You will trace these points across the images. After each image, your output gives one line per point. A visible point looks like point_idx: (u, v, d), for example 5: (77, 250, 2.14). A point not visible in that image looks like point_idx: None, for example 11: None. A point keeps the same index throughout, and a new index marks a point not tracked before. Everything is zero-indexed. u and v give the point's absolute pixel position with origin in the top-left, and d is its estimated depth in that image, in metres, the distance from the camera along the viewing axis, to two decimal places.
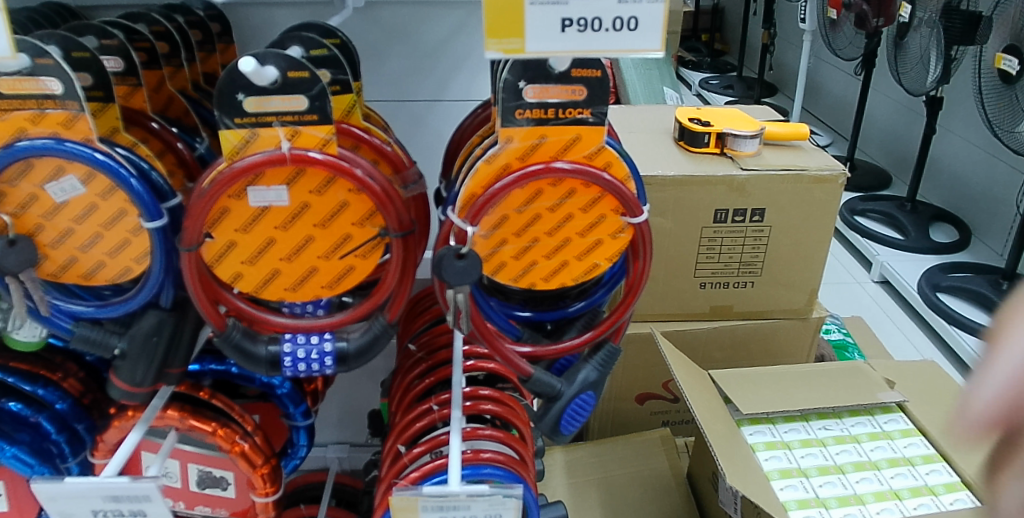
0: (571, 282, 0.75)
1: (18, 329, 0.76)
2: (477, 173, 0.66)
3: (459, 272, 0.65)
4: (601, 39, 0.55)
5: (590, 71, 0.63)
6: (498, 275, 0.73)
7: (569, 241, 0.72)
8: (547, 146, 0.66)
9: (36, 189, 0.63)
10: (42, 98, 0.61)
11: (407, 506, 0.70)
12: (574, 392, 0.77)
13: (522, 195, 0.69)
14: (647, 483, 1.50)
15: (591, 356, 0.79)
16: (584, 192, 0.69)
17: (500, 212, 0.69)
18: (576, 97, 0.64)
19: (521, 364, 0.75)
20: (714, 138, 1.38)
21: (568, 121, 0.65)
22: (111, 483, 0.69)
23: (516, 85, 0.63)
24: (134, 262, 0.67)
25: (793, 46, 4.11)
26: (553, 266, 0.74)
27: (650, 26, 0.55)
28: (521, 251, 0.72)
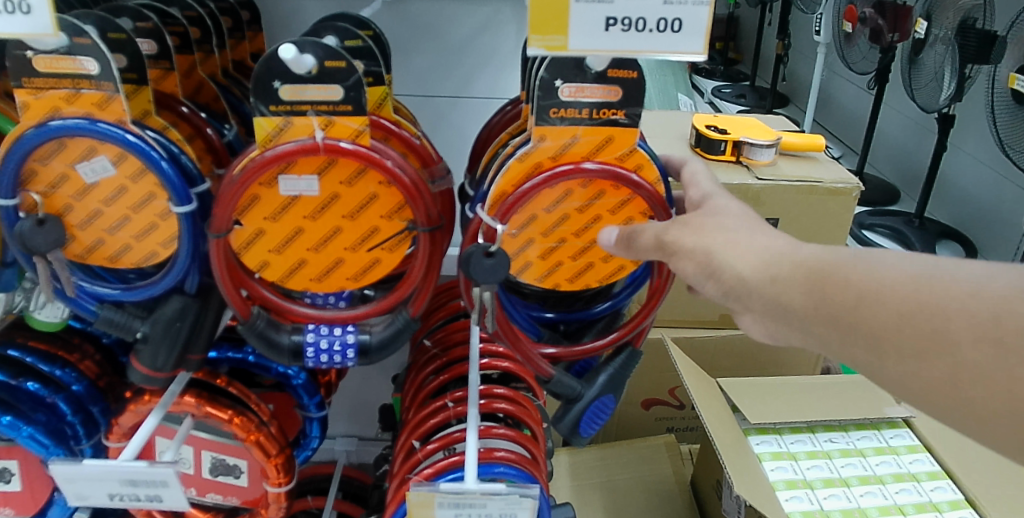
0: (596, 284, 0.75)
1: (40, 309, 0.79)
2: (508, 171, 0.66)
3: (487, 270, 0.64)
4: (645, 40, 0.55)
5: (625, 72, 0.63)
6: (523, 276, 0.72)
7: (596, 243, 0.72)
8: (580, 146, 0.66)
9: (67, 168, 0.63)
10: (78, 78, 0.60)
11: (424, 501, 0.69)
12: (596, 396, 0.76)
13: (552, 194, 0.68)
14: (651, 489, 1.50)
15: (613, 361, 0.78)
16: (614, 194, 0.69)
17: (529, 212, 0.68)
18: (612, 98, 0.64)
19: (544, 366, 0.74)
20: (730, 146, 1.38)
21: (602, 122, 0.65)
22: (128, 467, 0.69)
23: (552, 83, 0.63)
24: (160, 247, 0.67)
25: (806, 57, 4.10)
26: (578, 268, 0.73)
27: (694, 29, 0.55)
28: (548, 252, 0.71)
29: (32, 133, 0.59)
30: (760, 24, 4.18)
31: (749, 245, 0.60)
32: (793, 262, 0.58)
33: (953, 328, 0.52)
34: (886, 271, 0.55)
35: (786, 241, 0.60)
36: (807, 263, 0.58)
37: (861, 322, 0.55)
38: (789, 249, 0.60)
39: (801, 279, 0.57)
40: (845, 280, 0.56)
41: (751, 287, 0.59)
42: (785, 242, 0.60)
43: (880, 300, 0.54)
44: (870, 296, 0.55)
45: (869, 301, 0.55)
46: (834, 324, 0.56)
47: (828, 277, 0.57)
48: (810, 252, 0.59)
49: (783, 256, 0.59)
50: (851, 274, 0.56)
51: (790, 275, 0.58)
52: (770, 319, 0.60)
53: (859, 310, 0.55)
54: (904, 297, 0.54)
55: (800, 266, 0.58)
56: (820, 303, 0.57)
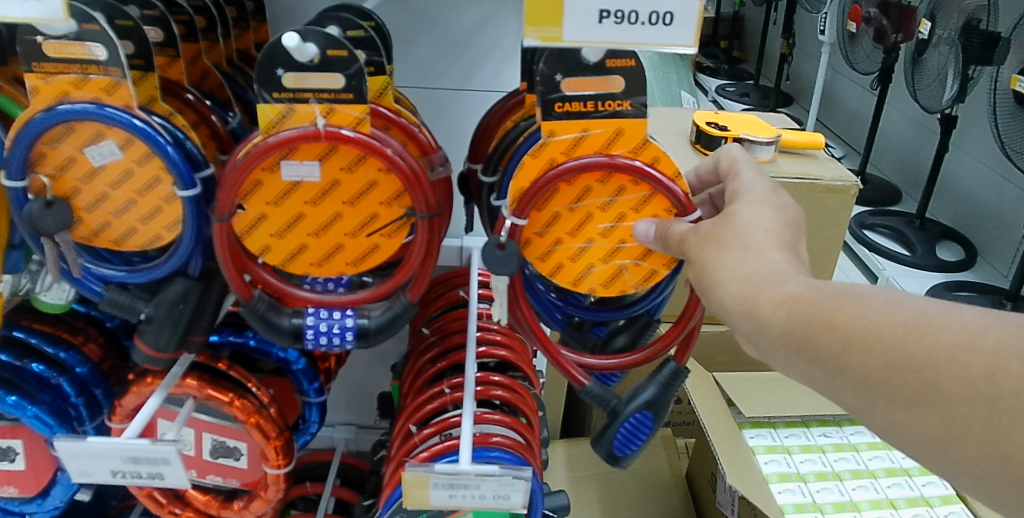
0: (632, 289, 0.74)
1: (46, 291, 0.80)
2: (522, 168, 0.67)
3: (499, 260, 0.65)
4: (637, 32, 0.57)
5: (623, 61, 0.65)
6: (556, 278, 0.73)
7: (625, 242, 0.71)
8: (589, 140, 0.67)
9: (75, 151, 0.65)
10: (87, 63, 0.62)
11: (420, 480, 0.71)
12: (630, 412, 0.73)
13: (570, 192, 0.68)
14: (646, 482, 1.53)
15: (653, 375, 0.74)
16: (634, 190, 0.69)
17: (553, 210, 0.69)
18: (614, 89, 0.65)
19: (577, 373, 0.73)
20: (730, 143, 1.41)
21: (608, 114, 0.66)
22: (131, 444, 0.70)
23: (554, 78, 0.64)
24: (165, 230, 0.69)
25: (811, 57, 4.10)
26: (610, 272, 0.73)
27: (685, 22, 0.57)
28: (577, 253, 0.71)
29: (41, 117, 0.61)
30: (764, 23, 4.18)
31: (736, 265, 0.59)
32: (773, 295, 0.57)
33: (944, 383, 0.50)
34: (876, 315, 0.54)
35: (777, 267, 0.59)
36: (788, 297, 0.57)
37: (844, 364, 0.55)
38: (777, 276, 0.58)
39: (778, 313, 0.57)
40: (824, 323, 0.56)
41: (727, 309, 0.61)
42: (778, 267, 0.59)
43: (862, 344, 0.54)
44: (851, 341, 0.54)
45: (851, 345, 0.54)
46: (810, 359, 0.57)
47: (803, 316, 0.56)
48: (800, 292, 0.57)
49: (765, 283, 0.58)
50: (835, 316, 0.55)
51: (768, 309, 0.58)
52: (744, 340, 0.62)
53: (843, 352, 0.55)
54: (889, 349, 0.52)
55: (781, 300, 0.57)
56: (792, 336, 0.57)
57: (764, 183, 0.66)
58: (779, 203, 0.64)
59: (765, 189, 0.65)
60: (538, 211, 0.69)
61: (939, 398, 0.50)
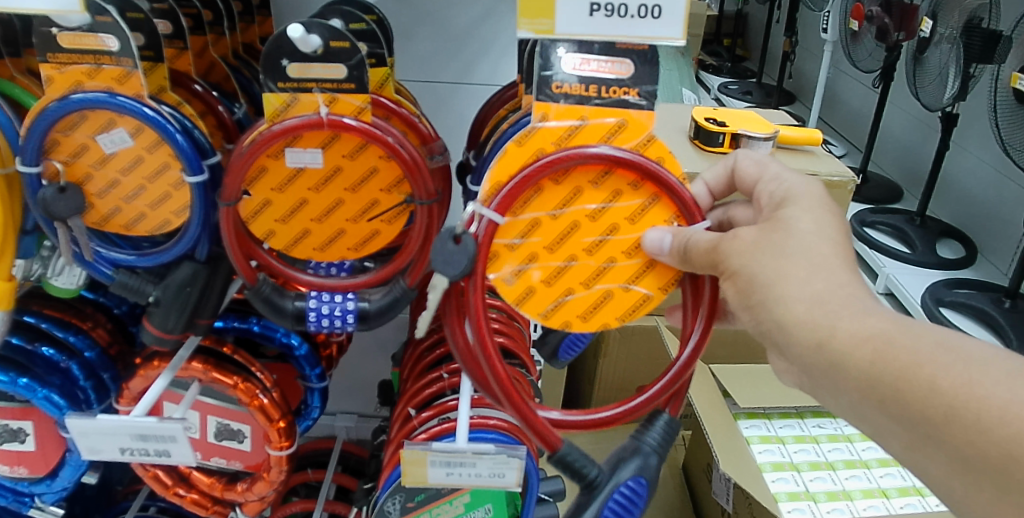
0: (617, 323, 0.64)
1: (57, 275, 0.83)
2: (505, 155, 0.60)
3: (451, 255, 0.55)
4: (626, 25, 0.59)
5: (636, 45, 0.61)
6: (524, 307, 0.62)
7: (613, 263, 0.62)
8: (586, 132, 0.61)
9: (88, 139, 0.68)
10: (99, 54, 0.65)
11: (417, 458, 0.73)
12: (616, 481, 0.61)
13: (557, 195, 0.59)
14: None
15: (644, 434, 0.63)
16: (630, 196, 0.60)
17: (531, 216, 0.59)
18: (622, 74, 0.61)
19: (552, 434, 0.61)
20: (728, 139, 1.44)
21: (612, 102, 0.61)
22: (139, 422, 0.73)
23: (554, 52, 0.62)
24: (173, 215, 0.71)
25: (813, 55, 4.11)
26: (593, 300, 0.63)
27: (673, 14, 0.58)
28: (554, 274, 0.61)
29: (55, 105, 0.64)
30: (766, 21, 4.19)
31: (805, 283, 0.53)
32: (857, 331, 0.53)
33: None
34: (994, 387, 0.49)
35: (860, 298, 0.54)
36: (874, 335, 0.52)
37: (941, 434, 0.51)
38: (860, 308, 0.53)
39: (861, 353, 0.52)
40: (921, 379, 0.51)
41: (788, 335, 0.54)
42: (862, 300, 0.54)
43: (973, 418, 0.49)
44: (957, 411, 0.49)
45: (957, 417, 0.49)
46: (892, 415, 0.53)
47: (895, 365, 0.51)
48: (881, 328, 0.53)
49: (843, 312, 0.53)
50: (937, 375, 0.50)
51: (848, 345, 0.53)
52: (804, 377, 0.57)
53: (944, 423, 0.50)
54: (1013, 436, 0.47)
55: (866, 338, 0.52)
56: (877, 385, 0.52)
57: (813, 188, 0.60)
58: (833, 211, 0.58)
59: (818, 194, 0.59)
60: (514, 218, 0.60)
61: None
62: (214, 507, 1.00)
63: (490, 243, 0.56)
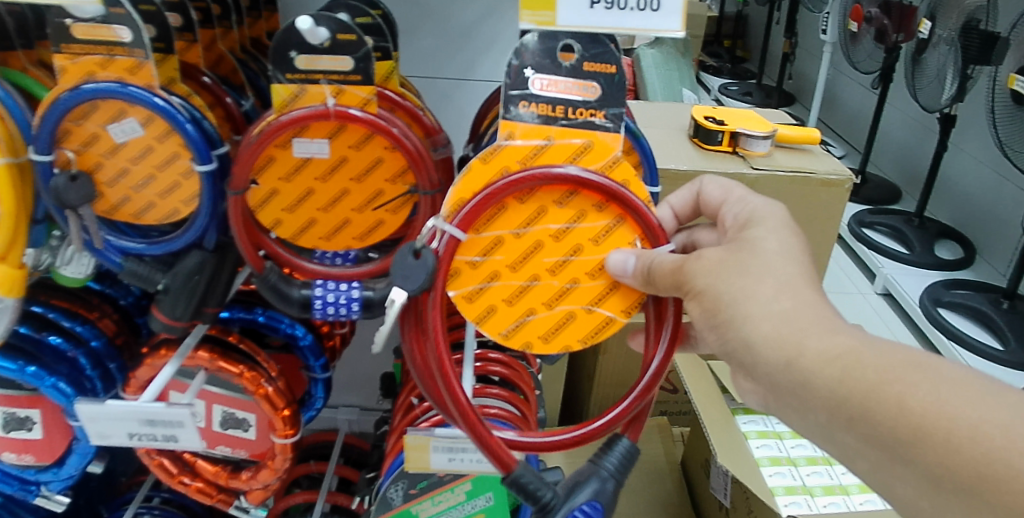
0: (579, 345, 0.64)
1: (66, 265, 0.85)
2: (470, 172, 0.61)
3: (410, 269, 0.55)
4: (626, 18, 0.58)
5: (604, 67, 0.61)
6: (484, 326, 0.62)
7: (577, 284, 0.62)
8: (553, 151, 0.62)
9: (99, 128, 0.69)
10: (112, 45, 0.66)
11: (420, 444, 0.75)
12: (570, 506, 0.58)
13: (522, 214, 0.60)
14: (641, 467, 1.68)
15: (602, 458, 0.61)
16: (595, 217, 0.61)
17: (495, 234, 0.60)
18: (589, 96, 0.61)
19: (507, 455, 0.59)
20: (727, 137, 1.45)
21: (580, 123, 0.62)
22: (147, 407, 0.74)
23: (522, 72, 0.61)
24: (182, 204, 0.73)
25: (813, 56, 4.14)
26: (556, 321, 0.63)
27: (670, 7, 0.59)
28: (516, 294, 0.62)
29: (67, 95, 0.66)
30: (766, 22, 4.21)
31: (771, 301, 0.54)
32: (824, 349, 0.52)
33: None
34: (962, 407, 0.46)
35: (830, 318, 0.54)
36: (841, 355, 0.51)
37: (912, 455, 0.48)
38: (829, 327, 0.53)
39: (828, 372, 0.51)
40: (889, 398, 0.49)
41: (755, 355, 0.54)
42: (829, 320, 0.54)
43: (943, 438, 0.46)
44: (925, 431, 0.47)
45: (926, 436, 0.47)
46: (862, 436, 0.51)
47: (862, 384, 0.50)
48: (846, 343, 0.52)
49: (811, 329, 0.53)
50: (905, 394, 0.48)
51: (815, 364, 0.52)
52: (772, 397, 0.56)
53: (913, 443, 0.48)
54: (983, 455, 0.45)
55: (834, 357, 0.51)
56: (845, 404, 0.51)
57: (776, 210, 0.61)
58: (795, 231, 0.59)
59: (781, 217, 0.60)
60: (477, 235, 0.60)
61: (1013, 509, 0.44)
62: (219, 496, 1.01)
63: (450, 259, 0.57)
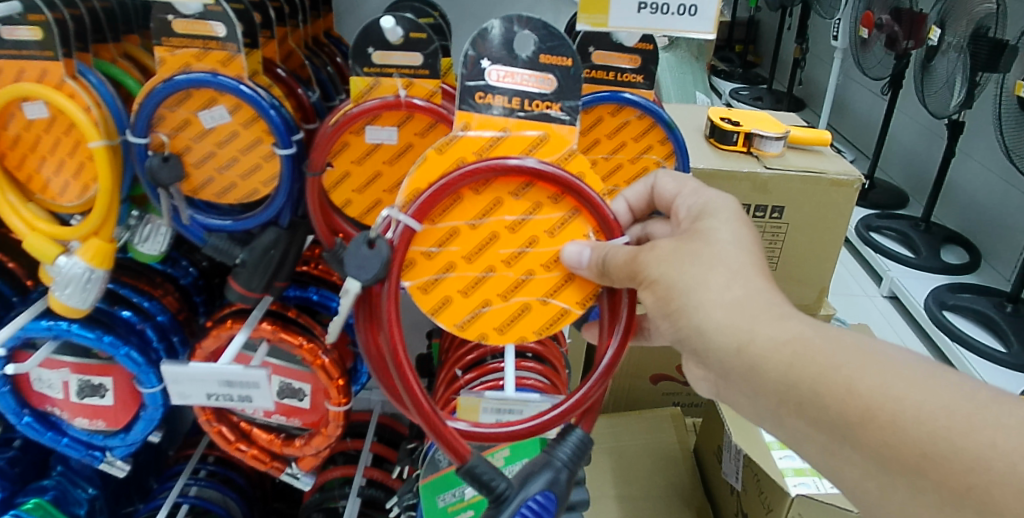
0: (534, 336, 0.70)
1: (143, 242, 0.93)
2: (426, 163, 0.66)
3: (364, 259, 0.61)
4: (666, 20, 0.79)
5: (559, 59, 0.65)
6: (440, 317, 0.68)
7: (532, 275, 0.68)
8: (508, 142, 0.66)
9: (190, 114, 0.78)
10: (207, 40, 0.75)
11: (472, 405, 0.87)
12: (524, 495, 0.64)
13: (477, 206, 0.66)
14: (656, 453, 1.75)
15: (554, 449, 0.67)
16: (550, 209, 0.67)
17: (450, 225, 0.66)
18: (546, 88, 0.66)
19: (461, 446, 0.66)
20: (742, 138, 1.52)
21: (536, 114, 0.66)
22: (226, 369, 0.83)
23: (479, 63, 0.66)
24: (261, 185, 0.81)
25: (822, 62, 4.21)
26: (512, 312, 0.69)
27: (702, 14, 0.79)
28: (472, 286, 0.68)
29: (162, 86, 0.75)
30: (778, 29, 4.28)
31: (724, 288, 0.61)
32: (776, 335, 0.59)
33: (991, 489, 0.49)
34: (909, 391, 0.54)
35: (779, 306, 0.61)
36: (792, 339, 0.59)
37: (859, 436, 0.55)
38: (779, 315, 0.60)
39: (779, 356, 0.59)
40: (838, 380, 0.56)
41: (709, 340, 0.61)
42: (779, 307, 0.61)
43: (887, 419, 0.54)
44: (872, 413, 0.54)
45: (873, 417, 0.54)
46: (810, 418, 0.58)
47: (811, 369, 0.57)
48: (824, 332, 0.59)
49: (761, 317, 0.60)
50: (855, 378, 0.56)
51: (766, 350, 0.59)
52: (726, 383, 0.64)
53: (860, 424, 0.55)
54: (928, 435, 0.52)
55: (783, 343, 0.59)
56: (794, 389, 0.58)
57: (727, 202, 0.69)
58: (744, 220, 0.67)
59: (730, 208, 0.68)
60: (434, 226, 0.66)
61: (967, 490, 0.50)
62: (272, 462, 1.08)
63: (404, 248, 0.62)
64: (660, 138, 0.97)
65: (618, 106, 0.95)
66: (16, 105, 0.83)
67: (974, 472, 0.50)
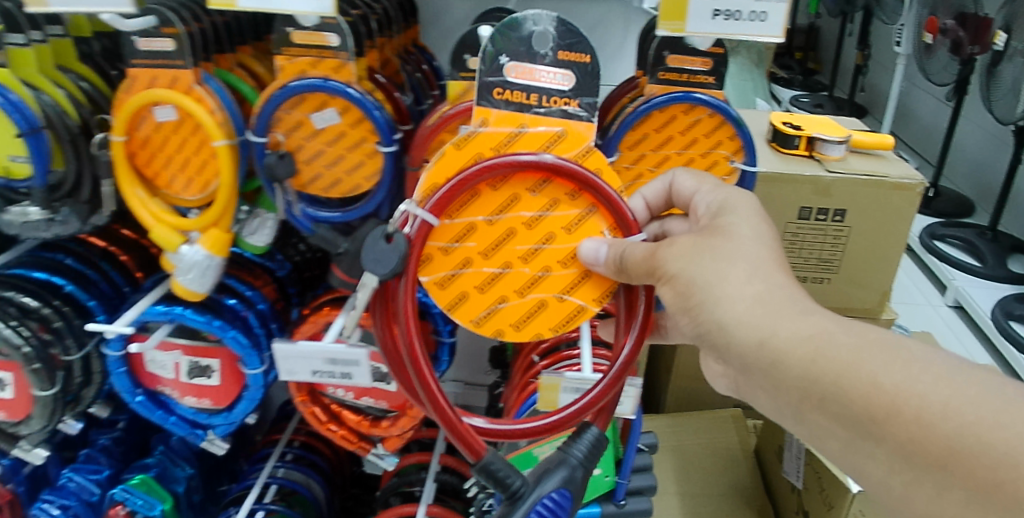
0: (549, 333, 0.76)
1: (252, 233, 1.02)
2: (444, 158, 0.70)
3: (381, 253, 0.64)
4: (738, 26, 0.86)
5: (575, 56, 0.73)
6: (457, 313, 0.74)
7: (548, 272, 0.74)
8: (526, 138, 0.72)
9: (304, 116, 0.88)
10: (322, 49, 0.85)
11: (553, 384, 0.93)
12: (539, 492, 0.68)
13: (494, 204, 0.71)
14: (718, 453, 1.76)
15: (570, 447, 0.71)
16: (565, 206, 0.72)
17: (467, 221, 0.71)
18: (565, 85, 0.73)
19: (477, 443, 0.69)
20: (804, 142, 1.55)
21: (557, 111, 0.73)
22: (331, 347, 0.93)
23: (499, 60, 0.72)
24: (364, 181, 0.91)
25: (885, 69, 4.15)
26: (529, 308, 0.75)
27: (773, 20, 0.86)
28: (488, 283, 0.73)
29: (280, 92, 0.85)
30: (839, 35, 4.25)
31: (745, 283, 0.64)
32: (798, 331, 0.61)
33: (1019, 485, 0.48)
34: (935, 386, 0.54)
35: (799, 302, 0.63)
36: (812, 335, 0.60)
37: (883, 432, 0.56)
38: (800, 311, 0.62)
39: (799, 352, 0.60)
40: (861, 374, 0.57)
41: (731, 337, 0.63)
42: (800, 303, 0.63)
43: (913, 416, 0.54)
44: (898, 409, 0.55)
45: (898, 412, 0.54)
46: (833, 414, 0.59)
47: (833, 364, 0.58)
48: (855, 327, 0.60)
49: (782, 313, 0.62)
50: (876, 372, 0.56)
51: (788, 345, 0.61)
52: (747, 378, 0.65)
53: (885, 419, 0.55)
54: (955, 430, 0.52)
55: (806, 338, 0.60)
56: (817, 384, 0.59)
57: (745, 199, 0.72)
58: (762, 215, 0.71)
59: (749, 204, 0.72)
60: (451, 222, 0.71)
61: (994, 488, 0.50)
62: (359, 443, 1.16)
63: (421, 242, 0.66)
64: (730, 135, 1.02)
65: (691, 105, 1.00)
66: (147, 109, 0.93)
67: (1002, 468, 0.49)
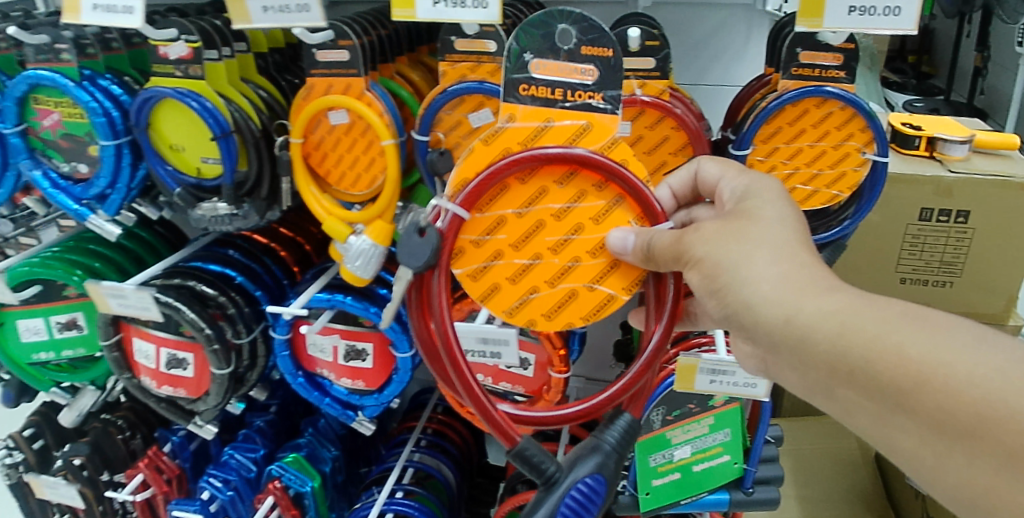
0: (580, 321, 0.81)
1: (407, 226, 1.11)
2: (474, 154, 0.77)
3: (415, 246, 0.70)
4: (873, 20, 0.88)
5: (598, 49, 0.75)
6: (492, 302, 0.81)
7: (578, 262, 0.79)
8: (552, 131, 0.77)
9: (462, 116, 0.97)
10: (482, 55, 0.94)
11: (691, 365, 1.03)
12: (573, 478, 0.71)
13: (523, 196, 0.77)
14: (837, 458, 1.72)
15: (603, 433, 0.74)
16: (592, 198, 0.77)
17: (497, 214, 0.77)
18: (587, 80, 0.76)
19: (512, 431, 0.73)
20: (924, 142, 1.41)
21: (580, 104, 0.76)
22: (484, 327, 1.03)
23: (523, 58, 0.76)
24: None
25: (1007, 71, 3.91)
26: (560, 297, 0.80)
27: (907, 13, 0.88)
28: (520, 274, 0.79)
29: (440, 96, 0.94)
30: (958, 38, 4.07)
31: (770, 265, 0.65)
32: (823, 306, 0.61)
33: None
34: (960, 358, 0.54)
35: (825, 280, 0.63)
36: (835, 311, 0.61)
37: (912, 402, 0.56)
38: (822, 288, 0.63)
39: (822, 326, 0.61)
40: (887, 345, 0.57)
41: (755, 315, 0.64)
42: (826, 281, 0.63)
43: (939, 384, 0.54)
44: (925, 378, 0.55)
45: (926, 382, 0.55)
46: (861, 388, 0.59)
47: (859, 338, 0.59)
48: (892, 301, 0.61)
49: (805, 291, 0.62)
50: (903, 343, 0.57)
51: (812, 320, 0.61)
52: (772, 356, 0.66)
53: (914, 390, 0.55)
54: (980, 397, 0.52)
55: (830, 313, 0.61)
56: (844, 357, 0.60)
57: (769, 185, 0.74)
58: (784, 198, 0.72)
59: (770, 189, 0.73)
60: (483, 216, 0.77)
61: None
62: None
63: (452, 235, 0.72)
64: (862, 127, 1.04)
65: (823, 98, 1.03)
66: (323, 114, 1.05)
67: None
